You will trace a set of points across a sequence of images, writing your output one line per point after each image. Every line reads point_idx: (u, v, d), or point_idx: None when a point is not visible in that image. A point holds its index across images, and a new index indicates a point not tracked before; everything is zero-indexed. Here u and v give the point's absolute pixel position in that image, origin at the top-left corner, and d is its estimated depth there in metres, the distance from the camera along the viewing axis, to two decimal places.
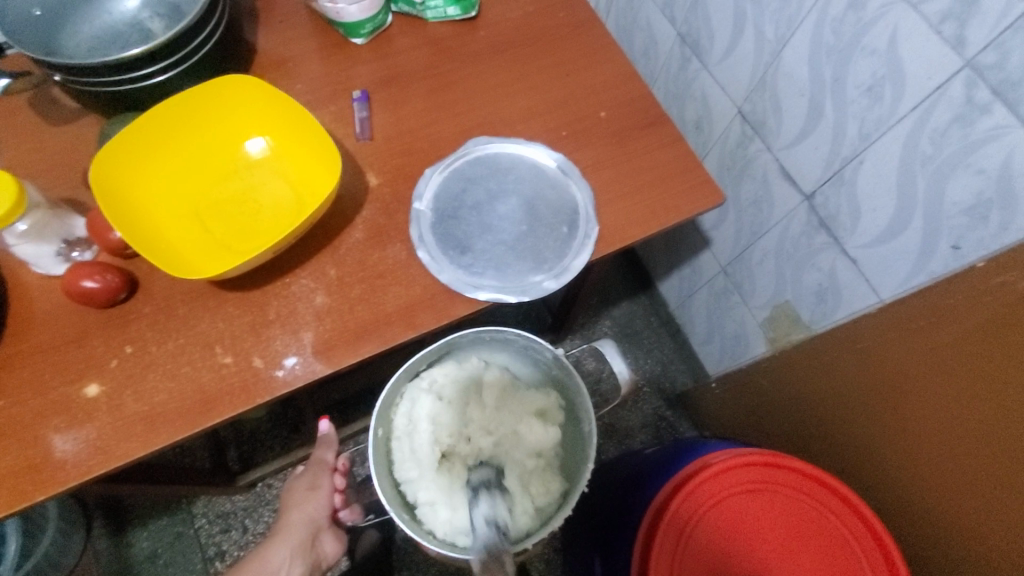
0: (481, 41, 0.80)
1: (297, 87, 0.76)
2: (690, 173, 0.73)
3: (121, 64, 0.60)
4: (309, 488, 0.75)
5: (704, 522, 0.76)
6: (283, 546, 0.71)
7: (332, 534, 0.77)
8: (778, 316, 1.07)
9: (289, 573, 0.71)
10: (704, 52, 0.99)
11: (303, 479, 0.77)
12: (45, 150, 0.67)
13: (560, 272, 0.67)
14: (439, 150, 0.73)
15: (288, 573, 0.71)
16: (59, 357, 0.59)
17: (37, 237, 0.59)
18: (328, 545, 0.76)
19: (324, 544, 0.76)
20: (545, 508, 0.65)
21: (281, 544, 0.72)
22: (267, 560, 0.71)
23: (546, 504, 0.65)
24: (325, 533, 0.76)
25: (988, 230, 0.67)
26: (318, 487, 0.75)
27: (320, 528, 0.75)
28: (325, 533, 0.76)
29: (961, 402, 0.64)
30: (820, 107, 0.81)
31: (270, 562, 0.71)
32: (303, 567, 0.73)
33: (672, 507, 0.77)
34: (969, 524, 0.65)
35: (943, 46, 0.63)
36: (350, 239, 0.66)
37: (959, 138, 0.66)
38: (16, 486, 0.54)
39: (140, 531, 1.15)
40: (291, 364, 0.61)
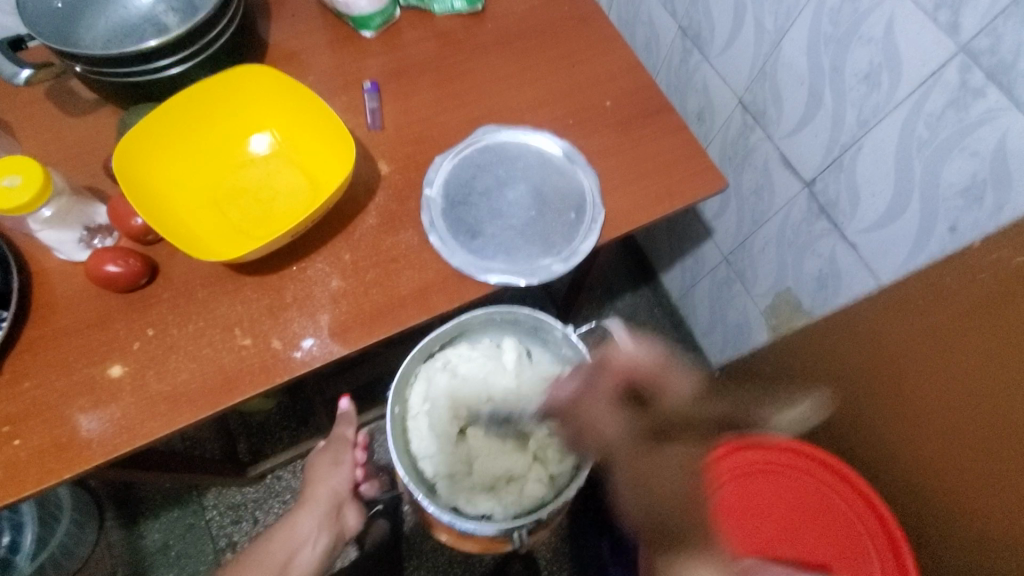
0: (488, 33, 0.82)
1: (308, 79, 0.77)
2: (693, 159, 0.75)
3: (140, 55, 0.62)
4: (332, 463, 0.78)
5: (703, 514, 0.78)
6: (312, 515, 0.73)
7: (355, 507, 0.79)
8: (780, 304, 1.08)
9: (315, 544, 0.72)
10: (705, 43, 1.01)
11: (324, 455, 0.79)
12: (65, 140, 0.69)
13: (569, 256, 0.69)
14: (449, 138, 0.74)
15: (316, 544, 0.73)
16: (84, 339, 0.60)
17: (60, 224, 0.61)
18: (353, 518, 0.78)
19: (348, 517, 0.78)
20: (557, 479, 0.70)
21: (308, 515, 0.73)
22: (296, 529, 0.72)
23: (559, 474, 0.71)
24: (349, 507, 0.78)
25: (983, 212, 0.69)
26: (341, 461, 0.78)
27: (343, 501, 0.77)
28: (349, 505, 0.78)
29: (959, 381, 0.66)
30: (819, 95, 0.83)
31: (298, 533, 0.72)
32: (329, 538, 0.74)
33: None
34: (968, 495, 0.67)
35: (938, 32, 0.65)
36: (364, 224, 0.68)
37: (955, 122, 0.68)
38: (45, 463, 0.55)
39: (151, 523, 1.17)
40: (309, 345, 0.62)
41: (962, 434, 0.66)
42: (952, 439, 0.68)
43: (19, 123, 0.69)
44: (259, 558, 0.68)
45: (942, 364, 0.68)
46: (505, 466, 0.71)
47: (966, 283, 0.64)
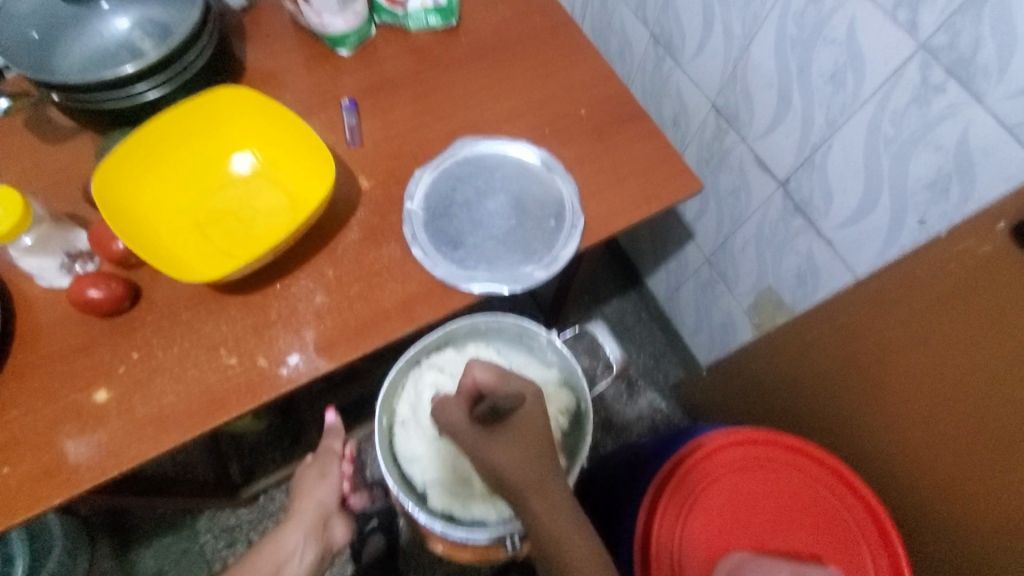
0: (463, 47, 0.83)
1: (287, 98, 0.78)
2: (668, 164, 0.76)
3: (117, 81, 0.63)
4: (318, 475, 0.78)
5: (693, 514, 0.78)
6: (298, 528, 0.73)
7: (342, 519, 0.79)
8: (763, 302, 1.10)
9: (303, 556, 0.72)
10: (677, 50, 1.03)
11: (311, 468, 0.79)
12: (45, 169, 0.69)
13: (550, 262, 0.70)
14: (428, 152, 0.75)
15: (302, 557, 0.72)
16: (68, 366, 0.60)
17: (41, 251, 0.61)
18: (340, 530, 0.78)
19: (335, 529, 0.77)
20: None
21: (293, 529, 0.73)
22: (281, 544, 0.71)
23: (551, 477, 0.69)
24: (336, 519, 0.78)
25: (951, 204, 0.72)
26: (327, 474, 0.78)
27: (330, 513, 0.77)
28: (336, 518, 0.78)
29: (936, 368, 0.67)
30: (788, 97, 0.85)
31: (284, 547, 0.71)
32: (316, 551, 0.74)
33: (662, 502, 0.78)
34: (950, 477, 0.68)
35: (898, 32, 0.67)
36: (346, 239, 0.69)
37: (918, 118, 0.70)
38: (31, 492, 0.55)
39: (144, 549, 1.16)
40: (295, 361, 0.63)
41: (942, 420, 0.68)
42: (933, 425, 0.70)
43: None
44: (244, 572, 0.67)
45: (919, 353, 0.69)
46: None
47: (935, 273, 0.66)
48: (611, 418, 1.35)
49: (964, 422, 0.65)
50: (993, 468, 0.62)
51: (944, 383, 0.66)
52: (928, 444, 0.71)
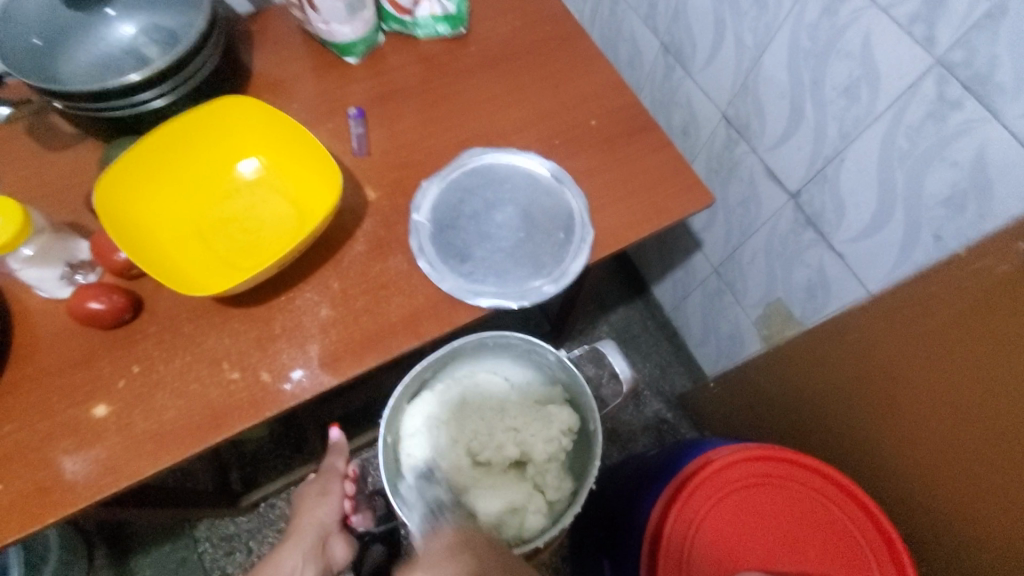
0: (472, 56, 0.82)
1: (294, 106, 0.77)
2: (679, 176, 0.75)
3: (121, 90, 0.62)
4: (319, 494, 0.77)
5: (704, 527, 0.77)
6: (295, 548, 0.71)
7: (342, 538, 0.75)
8: (772, 314, 1.09)
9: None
10: (687, 60, 1.02)
11: (313, 486, 0.79)
12: (47, 176, 0.68)
13: (559, 277, 0.69)
14: (436, 162, 0.74)
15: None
16: (68, 379, 0.59)
17: (41, 262, 0.60)
18: (341, 549, 0.74)
19: (335, 548, 0.74)
20: (556, 504, 0.68)
21: (291, 550, 0.71)
22: (279, 564, 0.69)
23: (559, 499, 0.68)
24: (336, 538, 0.75)
25: (967, 220, 0.70)
26: (327, 492, 0.77)
27: (329, 532, 0.74)
28: (335, 536, 0.75)
29: (950, 388, 0.66)
30: (801, 109, 0.84)
31: (282, 567, 0.69)
32: (315, 571, 0.71)
33: (677, 503, 0.78)
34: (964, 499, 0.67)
35: (914, 46, 0.66)
36: (352, 251, 0.68)
37: (934, 133, 0.69)
38: (27, 509, 0.54)
39: (142, 559, 1.14)
40: (298, 376, 0.61)
41: (954, 442, 0.67)
42: (946, 446, 0.68)
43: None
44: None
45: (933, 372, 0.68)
46: (505, 498, 0.67)
47: (951, 290, 0.64)
48: (617, 428, 1.33)
49: (977, 444, 0.64)
50: (1010, 493, 0.60)
51: (958, 403, 0.65)
52: (944, 467, 0.69)
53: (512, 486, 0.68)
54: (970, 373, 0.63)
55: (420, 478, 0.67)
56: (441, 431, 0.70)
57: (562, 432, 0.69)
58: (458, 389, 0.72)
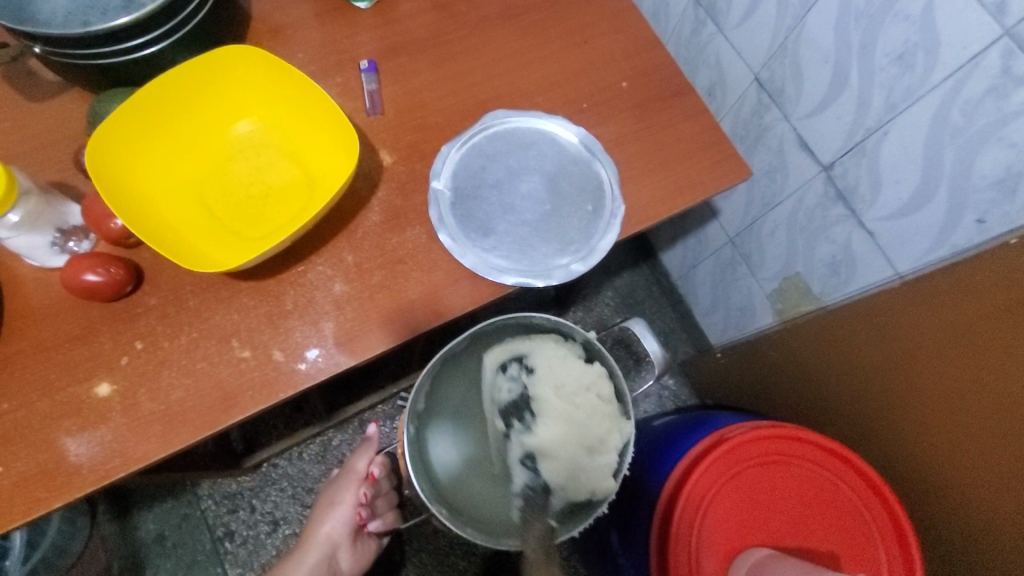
0: (493, 4, 0.75)
1: (298, 57, 0.70)
2: (715, 147, 0.70)
3: (109, 35, 0.55)
4: (331, 502, 0.76)
5: (706, 526, 0.75)
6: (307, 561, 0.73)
7: (352, 549, 0.77)
8: (788, 288, 1.06)
9: None
10: (720, 15, 0.94)
11: (335, 485, 0.77)
12: (28, 130, 0.62)
13: (587, 255, 0.65)
14: (455, 125, 0.69)
15: None
16: (65, 355, 0.55)
17: (30, 228, 0.54)
18: (348, 561, 0.77)
19: (342, 559, 0.76)
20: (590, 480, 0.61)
21: (302, 560, 0.73)
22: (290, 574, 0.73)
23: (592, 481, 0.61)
24: (345, 549, 0.76)
25: (1015, 206, 0.66)
26: (339, 501, 0.75)
27: (339, 545, 0.75)
28: (344, 548, 0.76)
29: (976, 396, 0.64)
30: (845, 75, 0.78)
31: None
32: None
33: (686, 491, 0.76)
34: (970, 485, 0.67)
35: (982, 14, 0.60)
36: (367, 222, 0.63)
37: (993, 111, 0.64)
38: (30, 492, 0.51)
39: (146, 514, 1.16)
40: (313, 356, 0.58)
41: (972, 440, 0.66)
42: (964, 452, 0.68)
43: None
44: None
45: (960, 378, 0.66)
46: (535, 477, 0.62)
47: (993, 283, 0.62)
48: None
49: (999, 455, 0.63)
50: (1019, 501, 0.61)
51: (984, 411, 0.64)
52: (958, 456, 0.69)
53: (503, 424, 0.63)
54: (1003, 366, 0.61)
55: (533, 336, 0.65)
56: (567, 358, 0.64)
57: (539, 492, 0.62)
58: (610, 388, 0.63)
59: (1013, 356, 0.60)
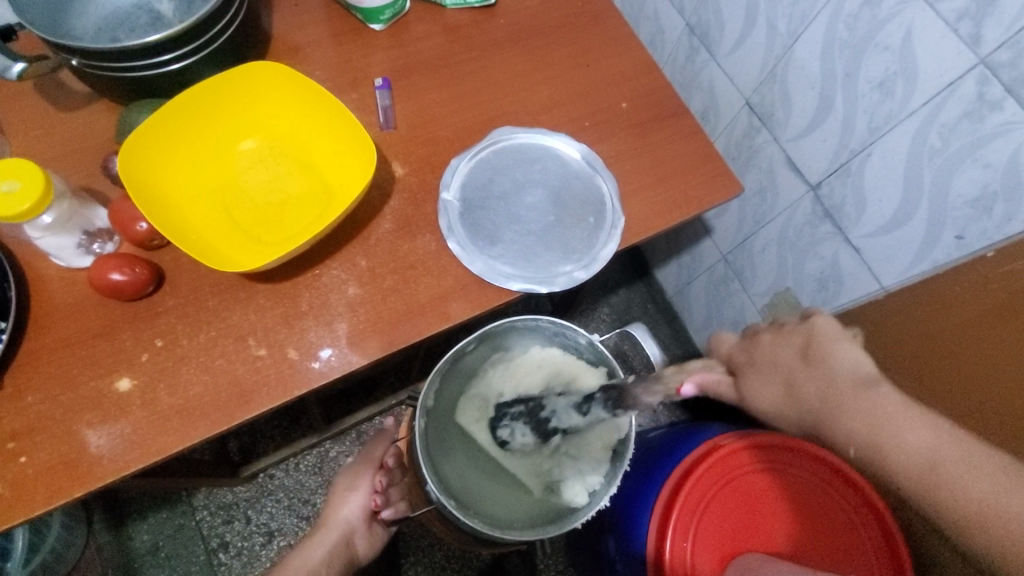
0: (500, 29, 0.79)
1: (316, 74, 0.74)
2: (709, 165, 0.74)
3: (142, 50, 0.58)
4: (347, 488, 0.77)
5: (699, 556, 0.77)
6: (323, 543, 0.72)
7: (367, 534, 0.77)
8: (779, 303, 1.10)
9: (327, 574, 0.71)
10: (713, 43, 1.00)
11: (350, 473, 0.79)
12: (58, 137, 0.65)
13: (589, 263, 0.68)
14: (464, 139, 0.73)
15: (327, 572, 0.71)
16: (88, 351, 0.57)
17: (61, 229, 0.57)
18: (364, 543, 0.76)
19: (358, 542, 0.76)
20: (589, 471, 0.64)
21: (320, 542, 0.73)
22: (308, 556, 0.71)
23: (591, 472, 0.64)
24: (361, 533, 0.76)
25: (992, 222, 0.70)
26: (356, 486, 0.77)
27: (355, 529, 0.75)
28: (360, 532, 0.76)
29: (976, 413, 0.64)
30: (831, 100, 0.83)
31: (310, 561, 0.70)
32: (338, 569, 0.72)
33: (680, 497, 0.79)
34: None
35: (958, 44, 0.65)
36: (380, 229, 0.66)
37: (969, 133, 0.69)
38: (51, 482, 0.53)
39: (140, 525, 1.15)
40: (327, 355, 0.60)
41: None
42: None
43: (6, 119, 0.65)
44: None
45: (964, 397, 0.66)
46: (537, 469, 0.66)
47: (976, 292, 0.65)
48: None
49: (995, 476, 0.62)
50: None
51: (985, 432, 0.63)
52: None
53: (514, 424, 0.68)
54: (983, 372, 0.63)
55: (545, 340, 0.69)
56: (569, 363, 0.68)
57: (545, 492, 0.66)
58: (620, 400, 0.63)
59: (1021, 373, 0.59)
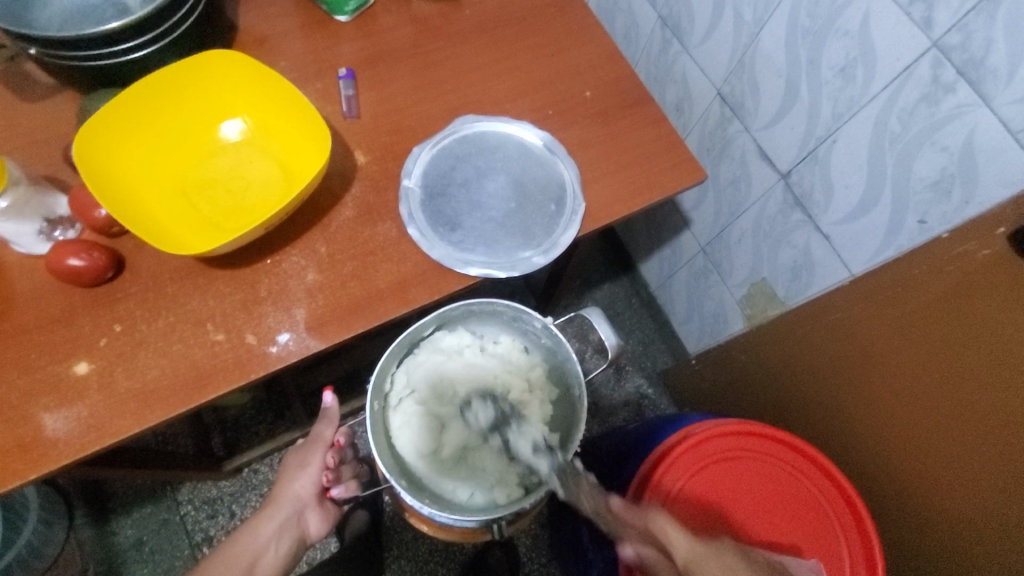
0: (466, 20, 0.80)
1: (281, 65, 0.75)
2: (673, 152, 0.75)
3: (100, 39, 0.59)
4: (299, 464, 0.70)
5: (680, 496, 0.76)
6: (272, 519, 0.67)
7: (319, 510, 0.71)
8: (756, 294, 1.10)
9: (277, 549, 0.65)
10: (684, 34, 1.00)
11: (297, 453, 0.72)
12: (21, 127, 0.65)
13: (549, 249, 0.69)
14: (427, 128, 0.73)
15: (276, 550, 0.65)
16: (46, 336, 0.58)
17: (18, 215, 0.57)
18: (316, 521, 0.71)
19: (310, 521, 0.70)
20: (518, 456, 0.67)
21: (269, 518, 0.67)
22: (255, 533, 0.65)
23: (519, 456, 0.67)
24: (312, 511, 0.70)
25: (951, 205, 0.71)
26: (308, 462, 0.70)
27: (305, 506, 0.70)
28: (311, 509, 0.70)
29: (968, 403, 0.61)
30: (796, 88, 0.83)
31: (259, 537, 0.65)
32: (289, 546, 0.67)
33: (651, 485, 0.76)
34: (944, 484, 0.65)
35: (912, 28, 0.66)
36: (341, 216, 0.67)
37: (926, 117, 0.69)
38: (6, 464, 0.53)
39: (124, 519, 1.15)
40: (285, 340, 0.61)
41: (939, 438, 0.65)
42: (947, 460, 0.64)
43: None
44: (217, 562, 0.61)
45: (931, 383, 0.65)
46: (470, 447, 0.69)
47: (932, 274, 0.63)
48: (598, 401, 1.36)
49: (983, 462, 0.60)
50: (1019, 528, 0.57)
51: (974, 419, 0.61)
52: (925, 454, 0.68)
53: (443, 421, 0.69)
54: (954, 354, 0.62)
55: (472, 342, 0.72)
56: (511, 353, 0.71)
57: (484, 487, 0.67)
58: (554, 392, 0.69)
59: (1001, 356, 0.57)
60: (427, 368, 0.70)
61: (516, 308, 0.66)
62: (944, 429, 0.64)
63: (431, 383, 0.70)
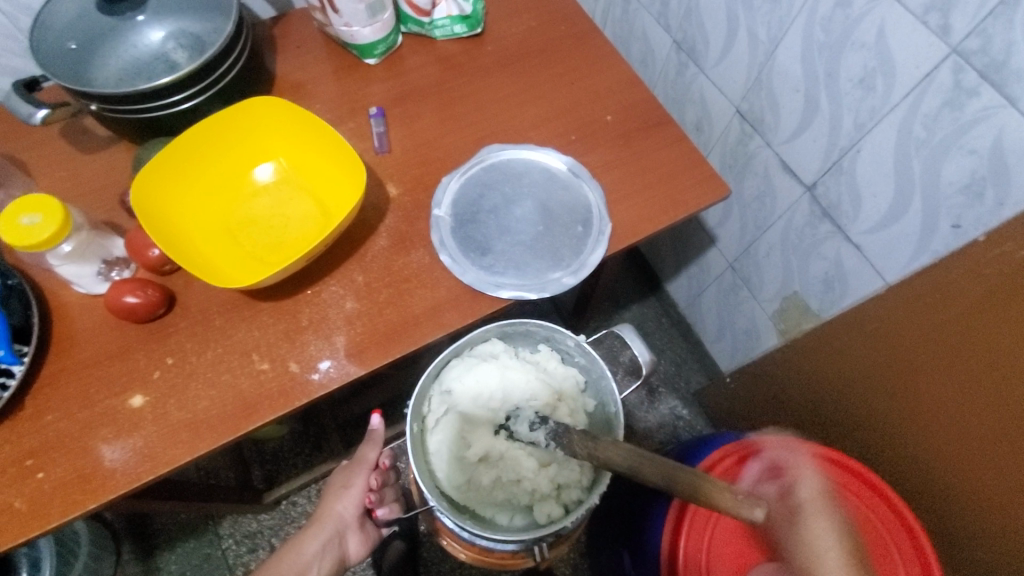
0: (489, 55, 0.84)
1: (316, 107, 0.79)
2: (696, 169, 0.76)
3: (153, 93, 0.64)
4: (343, 485, 0.72)
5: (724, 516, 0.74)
6: (316, 538, 0.68)
7: (359, 534, 0.72)
8: (789, 308, 1.09)
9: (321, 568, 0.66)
10: (700, 56, 1.03)
11: (340, 475, 0.73)
12: (81, 177, 0.71)
13: (578, 269, 0.70)
14: (455, 159, 0.76)
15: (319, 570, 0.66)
16: (104, 371, 0.61)
17: (79, 258, 0.61)
18: (356, 545, 0.72)
19: (350, 542, 0.71)
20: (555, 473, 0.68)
21: (312, 538, 0.68)
22: (300, 551, 0.66)
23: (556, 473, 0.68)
24: (353, 533, 0.71)
25: (986, 208, 0.70)
26: (351, 483, 0.72)
27: (347, 528, 0.71)
28: (353, 532, 0.71)
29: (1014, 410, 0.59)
30: (815, 101, 0.84)
31: (303, 555, 0.66)
32: (331, 566, 0.68)
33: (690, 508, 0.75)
34: (995, 494, 0.63)
35: (929, 36, 0.66)
36: (375, 246, 0.69)
37: (951, 122, 0.69)
38: (67, 495, 0.56)
39: (167, 555, 1.16)
40: (326, 367, 0.63)
41: (986, 447, 0.63)
42: (999, 476, 0.62)
43: (36, 163, 0.71)
44: None
45: (974, 391, 0.63)
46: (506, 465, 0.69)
47: (966, 282, 0.63)
48: (632, 425, 1.34)
49: None
50: None
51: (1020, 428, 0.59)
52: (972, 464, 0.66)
53: (483, 438, 0.68)
54: (996, 361, 0.60)
55: (506, 355, 0.71)
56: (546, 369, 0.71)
57: (523, 508, 0.68)
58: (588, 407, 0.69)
59: None
60: (462, 386, 0.70)
61: (549, 328, 0.68)
62: (990, 437, 0.63)
63: (467, 402, 0.70)
